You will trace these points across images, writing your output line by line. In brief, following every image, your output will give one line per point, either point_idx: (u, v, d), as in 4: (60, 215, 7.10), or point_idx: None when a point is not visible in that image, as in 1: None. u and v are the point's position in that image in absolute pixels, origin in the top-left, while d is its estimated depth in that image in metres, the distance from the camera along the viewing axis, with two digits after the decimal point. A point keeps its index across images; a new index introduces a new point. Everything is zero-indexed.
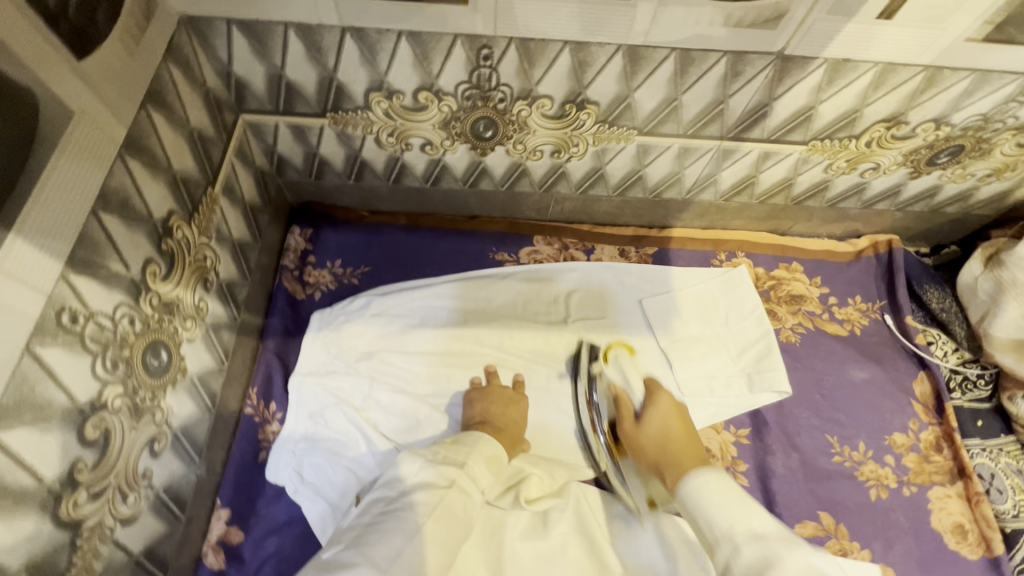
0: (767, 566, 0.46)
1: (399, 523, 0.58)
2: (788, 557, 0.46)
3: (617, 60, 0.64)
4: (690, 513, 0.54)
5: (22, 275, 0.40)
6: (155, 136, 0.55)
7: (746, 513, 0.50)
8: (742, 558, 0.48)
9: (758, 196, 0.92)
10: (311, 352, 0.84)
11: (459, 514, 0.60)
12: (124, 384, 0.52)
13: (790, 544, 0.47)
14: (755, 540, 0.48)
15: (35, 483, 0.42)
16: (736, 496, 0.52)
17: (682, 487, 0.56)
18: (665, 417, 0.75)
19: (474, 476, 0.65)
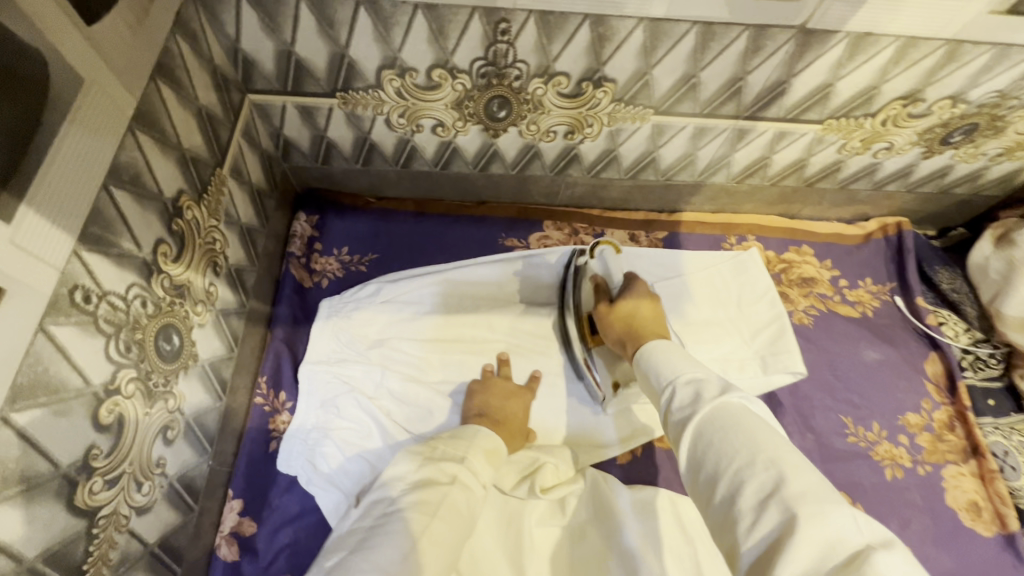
0: (701, 405, 0.45)
1: (402, 518, 0.55)
2: (719, 396, 0.45)
3: (637, 35, 0.63)
4: (647, 374, 0.55)
5: (35, 249, 0.38)
6: (164, 110, 0.52)
7: (691, 363, 0.52)
8: (678, 393, 0.49)
9: (770, 178, 0.91)
10: (321, 340, 0.82)
11: (462, 507, 0.58)
12: (137, 369, 0.50)
13: (727, 391, 0.45)
14: (693, 378, 0.49)
15: (50, 469, 0.40)
16: (687, 357, 0.53)
17: (641, 355, 0.57)
18: (637, 301, 0.73)
19: (475, 469, 0.63)
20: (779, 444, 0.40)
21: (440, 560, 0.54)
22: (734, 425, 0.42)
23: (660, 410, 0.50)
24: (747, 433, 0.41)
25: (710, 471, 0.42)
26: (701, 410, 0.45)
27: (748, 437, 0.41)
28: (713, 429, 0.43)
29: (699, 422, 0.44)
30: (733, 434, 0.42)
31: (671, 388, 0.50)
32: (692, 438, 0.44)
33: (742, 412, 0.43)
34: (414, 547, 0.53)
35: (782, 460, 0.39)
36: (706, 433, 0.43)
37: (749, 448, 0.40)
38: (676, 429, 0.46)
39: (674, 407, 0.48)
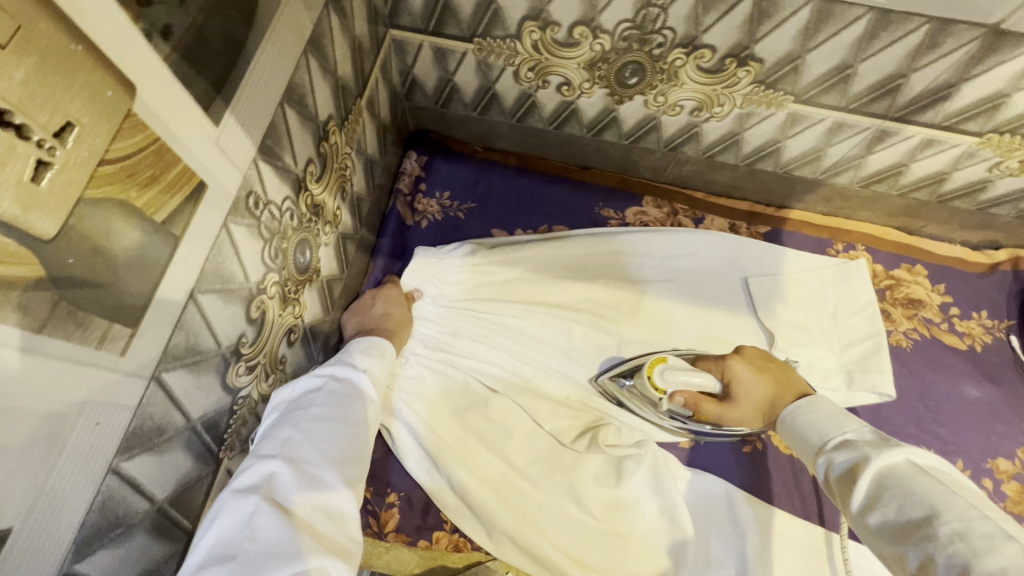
0: (864, 465, 0.45)
1: (294, 411, 0.54)
2: (884, 454, 0.45)
3: (803, 14, 0.59)
4: (791, 432, 0.55)
5: (229, 152, 0.42)
6: (331, 37, 0.56)
7: (844, 420, 0.52)
8: (835, 457, 0.49)
9: (900, 187, 0.85)
10: (409, 292, 0.87)
11: (348, 392, 0.58)
12: (278, 274, 0.55)
13: (889, 449, 0.45)
14: (847, 439, 0.49)
15: (214, 348, 0.45)
16: (835, 408, 0.53)
17: (784, 418, 0.57)
18: (753, 383, 0.69)
19: (357, 362, 0.62)
20: (983, 517, 0.38)
21: (346, 436, 0.55)
22: (911, 481, 0.42)
23: (818, 473, 0.50)
24: (931, 497, 0.41)
25: (894, 530, 0.41)
26: (869, 466, 0.45)
27: (931, 506, 0.40)
28: (888, 489, 0.43)
29: (871, 484, 0.44)
30: (912, 497, 0.41)
31: (828, 453, 0.50)
32: (864, 497, 0.44)
33: (912, 473, 0.43)
34: (305, 427, 0.53)
35: (975, 533, 0.37)
36: (884, 492, 0.43)
37: (942, 519, 0.39)
38: (847, 488, 0.46)
39: (835, 464, 0.48)
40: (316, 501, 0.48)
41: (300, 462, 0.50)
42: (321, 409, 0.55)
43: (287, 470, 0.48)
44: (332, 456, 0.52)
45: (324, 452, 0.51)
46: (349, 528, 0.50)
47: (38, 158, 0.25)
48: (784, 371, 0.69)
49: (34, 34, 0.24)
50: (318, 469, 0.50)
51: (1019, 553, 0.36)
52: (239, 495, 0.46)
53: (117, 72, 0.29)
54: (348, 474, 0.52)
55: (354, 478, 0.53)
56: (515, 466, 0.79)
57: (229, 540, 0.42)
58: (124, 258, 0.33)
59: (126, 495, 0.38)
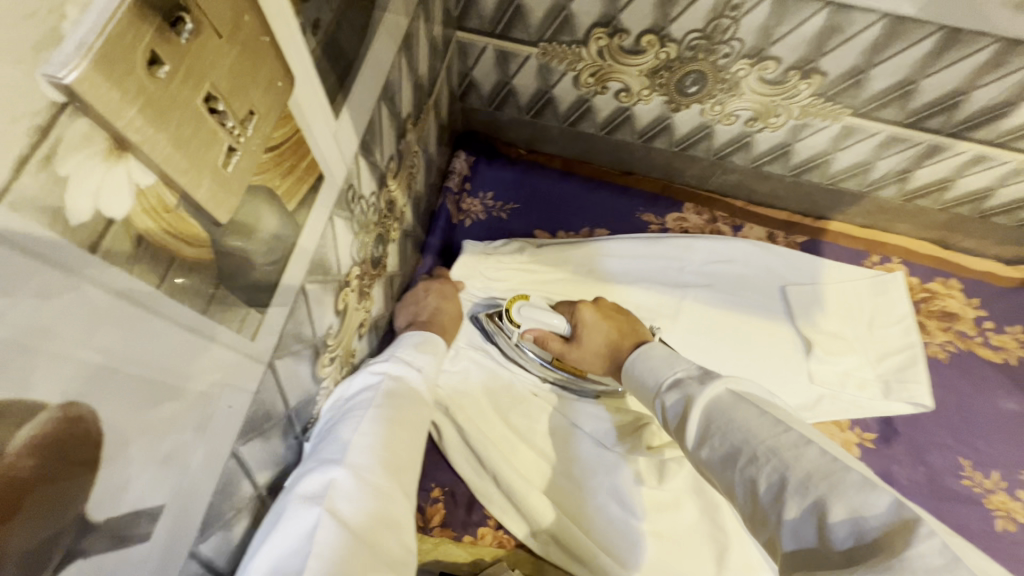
0: (693, 404, 0.45)
1: (349, 412, 0.52)
2: (707, 388, 0.45)
3: (873, 31, 0.61)
4: (634, 380, 0.56)
5: (343, 146, 0.43)
6: (417, 36, 0.57)
7: (676, 361, 0.53)
8: (668, 399, 0.49)
9: (943, 201, 0.87)
10: (455, 280, 0.87)
11: (404, 393, 0.56)
12: (359, 268, 0.56)
13: (712, 382, 0.46)
14: (678, 379, 0.50)
15: (311, 337, 0.46)
16: (667, 352, 0.54)
17: (628, 366, 0.58)
18: (594, 326, 0.74)
19: (410, 361, 0.60)
20: (786, 429, 0.39)
21: (401, 442, 0.52)
22: (734, 409, 0.42)
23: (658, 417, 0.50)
24: (745, 422, 0.41)
25: (721, 460, 0.42)
26: (696, 402, 0.45)
27: (744, 431, 0.41)
28: (711, 418, 0.43)
29: (699, 417, 0.44)
30: (731, 422, 0.42)
31: (662, 395, 0.50)
32: (695, 433, 0.44)
33: (731, 401, 0.43)
34: (362, 432, 0.50)
35: (785, 446, 0.38)
36: (710, 423, 0.43)
37: (756, 440, 0.40)
38: (682, 427, 0.46)
39: (668, 407, 0.49)
40: (377, 511, 0.46)
41: (360, 468, 0.48)
42: (377, 414, 0.52)
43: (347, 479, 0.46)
44: (389, 463, 0.50)
45: (381, 459, 0.49)
46: (407, 539, 0.48)
47: (229, 144, 0.26)
48: (630, 319, 0.74)
49: (241, 26, 0.25)
50: (378, 476, 0.48)
51: (821, 454, 0.37)
52: (302, 504, 0.44)
53: (286, 64, 0.30)
54: (403, 481, 0.50)
55: (409, 485, 0.51)
56: (558, 464, 0.80)
57: (294, 553, 0.40)
58: (264, 244, 0.34)
59: (239, 479, 0.39)
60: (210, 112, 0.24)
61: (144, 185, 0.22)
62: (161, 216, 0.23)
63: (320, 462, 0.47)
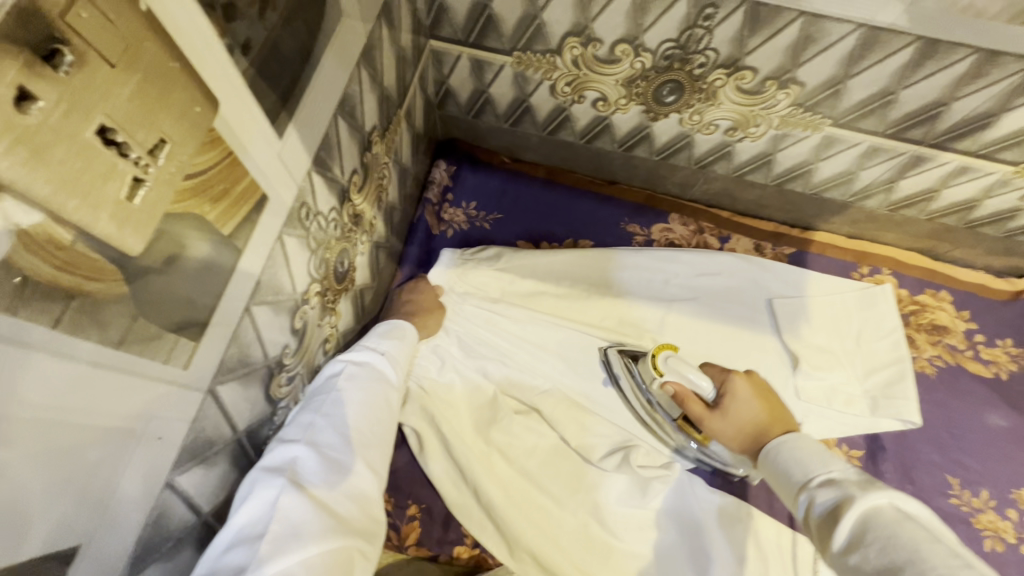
0: (850, 506, 0.42)
1: (314, 395, 0.52)
2: (867, 494, 0.42)
3: (849, 41, 0.59)
4: (777, 467, 0.52)
5: (290, 165, 0.42)
6: (380, 48, 0.56)
7: (832, 459, 0.49)
8: (818, 495, 0.46)
9: (930, 211, 0.85)
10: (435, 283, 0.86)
11: (370, 376, 0.55)
12: (320, 285, 0.55)
13: (875, 492, 0.42)
14: (833, 478, 0.46)
15: (262, 358, 0.45)
16: (823, 449, 0.50)
17: (770, 452, 0.54)
18: (747, 402, 0.64)
19: (375, 346, 0.58)
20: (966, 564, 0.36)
21: (368, 419, 0.52)
22: (897, 526, 0.39)
23: (799, 512, 0.47)
24: (912, 544, 0.38)
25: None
26: (852, 507, 0.42)
27: (913, 550, 0.37)
28: (877, 531, 0.40)
29: (856, 524, 0.41)
30: (900, 543, 0.38)
31: (810, 490, 0.47)
32: (846, 536, 0.41)
33: (897, 517, 0.40)
34: (325, 412, 0.49)
35: None
36: (868, 534, 0.40)
37: (927, 563, 0.36)
38: (830, 528, 0.43)
39: (816, 505, 0.45)
40: (342, 485, 0.46)
41: (323, 447, 0.47)
42: (340, 394, 0.51)
43: (309, 455, 0.46)
44: (354, 439, 0.49)
45: (346, 437, 0.49)
46: (375, 512, 0.48)
47: (134, 176, 0.25)
48: (784, 407, 0.64)
49: (141, 52, 0.24)
50: (342, 453, 0.48)
51: None
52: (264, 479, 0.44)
53: (205, 89, 0.29)
54: (373, 457, 0.50)
55: (378, 460, 0.51)
56: (539, 481, 0.78)
57: (256, 524, 0.41)
58: (193, 271, 0.33)
59: (177, 508, 0.38)
60: (104, 144, 0.23)
61: (27, 225, 0.21)
62: (51, 254, 0.22)
63: (282, 441, 0.47)
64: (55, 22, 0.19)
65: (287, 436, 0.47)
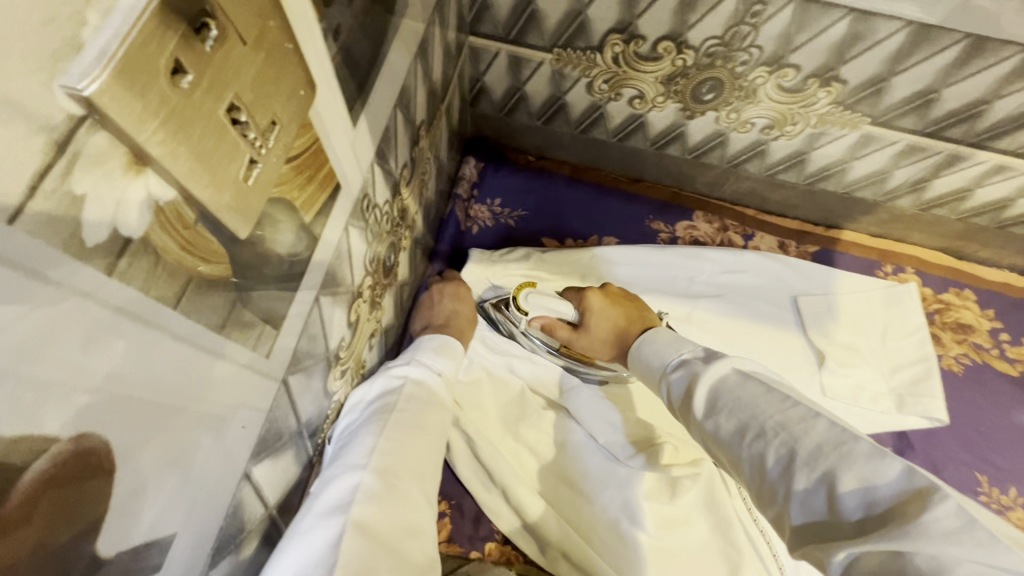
0: (698, 381, 0.44)
1: (371, 417, 0.51)
2: (711, 366, 0.44)
3: (896, 39, 0.59)
4: (641, 363, 0.54)
5: (360, 156, 0.42)
6: (432, 41, 0.56)
7: (683, 342, 0.52)
8: (675, 378, 0.48)
9: (960, 211, 0.86)
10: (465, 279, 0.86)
11: (426, 399, 0.54)
12: (371, 278, 0.54)
13: (716, 361, 0.44)
14: (684, 359, 0.49)
15: (324, 350, 0.45)
16: (675, 336, 0.53)
17: (636, 351, 0.56)
18: (602, 315, 0.71)
19: (431, 365, 0.58)
20: (795, 404, 0.38)
21: (423, 448, 0.50)
22: (741, 385, 0.41)
23: (663, 398, 0.49)
24: (753, 399, 0.40)
25: (735, 439, 0.39)
26: (700, 381, 0.43)
27: (754, 404, 0.39)
28: (722, 393, 0.42)
29: (707, 392, 0.43)
30: (743, 398, 0.40)
31: (669, 376, 0.49)
32: (702, 406, 0.42)
33: (738, 379, 0.42)
34: (385, 437, 0.48)
35: (793, 419, 0.37)
36: (717, 398, 0.42)
37: (764, 415, 0.38)
38: (688, 406, 0.44)
39: (675, 390, 0.47)
40: (401, 518, 0.44)
41: (385, 475, 0.45)
42: (401, 418, 0.51)
43: (371, 485, 0.44)
44: (411, 468, 0.48)
45: (405, 465, 0.47)
46: (429, 547, 0.46)
47: (251, 156, 0.25)
48: (635, 305, 0.71)
49: (266, 31, 0.24)
50: (402, 483, 0.46)
51: (829, 426, 0.36)
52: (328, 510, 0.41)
53: (309, 74, 0.29)
54: (428, 487, 0.49)
55: (431, 491, 0.49)
56: (568, 478, 0.78)
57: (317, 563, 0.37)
58: (280, 258, 0.32)
59: (249, 500, 0.37)
60: (232, 122, 0.23)
61: (163, 202, 0.21)
62: (179, 232, 0.22)
63: (343, 467, 0.45)
64: None
65: (350, 463, 0.45)
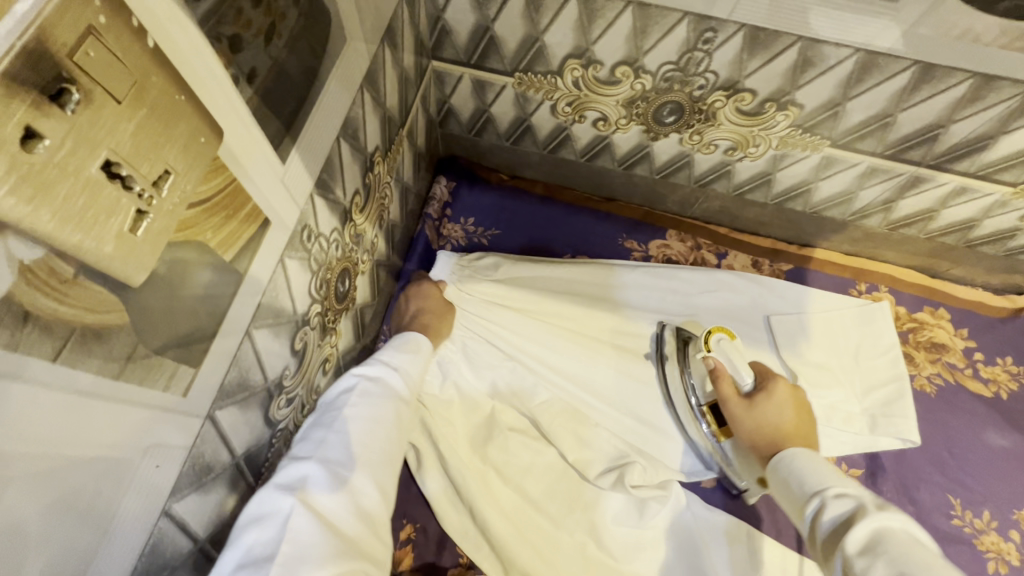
0: (863, 517, 0.43)
1: (326, 411, 0.52)
2: (881, 512, 0.43)
3: (846, 65, 0.60)
4: (783, 479, 0.54)
5: (293, 190, 0.42)
6: (383, 70, 0.56)
7: (847, 481, 0.49)
8: (830, 504, 0.47)
9: (929, 230, 0.85)
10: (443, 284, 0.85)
11: (383, 390, 0.55)
12: (321, 304, 0.54)
13: (889, 512, 0.43)
14: (845, 493, 0.47)
15: (262, 382, 0.45)
16: (834, 470, 0.51)
17: (778, 465, 0.56)
18: (784, 404, 0.69)
19: (389, 361, 0.58)
20: None
21: (379, 437, 0.52)
22: (904, 543, 0.40)
23: (807, 521, 0.48)
24: (921, 560, 0.38)
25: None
26: (867, 517, 0.43)
27: (921, 564, 0.38)
28: (884, 539, 0.41)
29: (868, 529, 0.42)
30: (904, 553, 0.39)
31: (822, 499, 0.48)
32: (858, 542, 0.42)
33: (908, 538, 0.41)
34: (337, 429, 0.50)
35: None
36: (876, 542, 0.41)
37: None
38: (839, 539, 0.43)
39: (824, 514, 0.46)
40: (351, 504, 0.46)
41: (334, 466, 0.47)
42: (355, 409, 0.52)
43: (321, 472, 0.46)
44: (364, 457, 0.49)
45: (357, 455, 0.49)
46: (383, 531, 0.48)
47: (138, 208, 0.25)
48: (811, 421, 0.69)
49: (145, 87, 0.24)
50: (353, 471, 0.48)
51: None
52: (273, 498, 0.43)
53: (211, 121, 0.29)
54: (383, 475, 0.50)
55: (389, 476, 0.51)
56: (533, 499, 0.76)
57: (266, 542, 0.41)
58: (195, 299, 0.33)
59: (173, 537, 0.37)
60: (110, 178, 0.23)
61: (31, 261, 0.21)
62: (52, 288, 0.22)
63: (294, 458, 0.47)
64: (63, 61, 0.20)
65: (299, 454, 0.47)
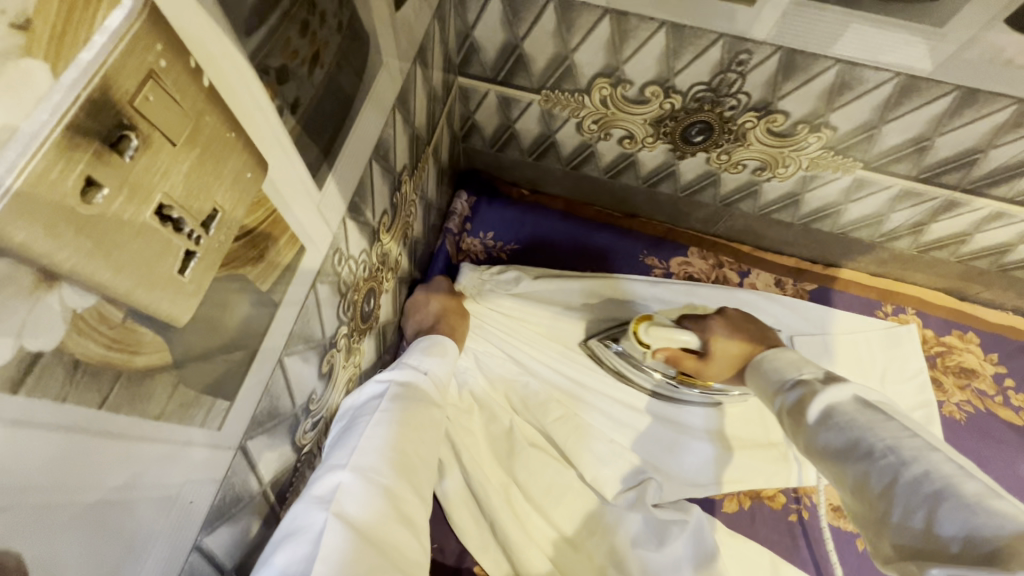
0: (814, 397, 0.49)
1: (355, 421, 0.52)
2: (831, 387, 0.49)
3: (885, 89, 0.58)
4: (756, 372, 0.58)
5: (327, 216, 0.41)
6: (414, 89, 0.56)
7: (805, 363, 0.54)
8: (790, 392, 0.52)
9: (960, 254, 0.84)
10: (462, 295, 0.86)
11: (412, 396, 0.55)
12: (347, 326, 0.54)
13: (837, 385, 0.49)
14: (803, 378, 0.52)
15: (291, 408, 0.44)
16: (797, 355, 0.56)
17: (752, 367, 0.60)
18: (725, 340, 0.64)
19: (417, 365, 0.59)
20: (911, 435, 0.43)
21: (412, 443, 0.51)
22: (856, 410, 0.46)
23: (774, 411, 0.53)
24: (863, 424, 0.45)
25: (853, 466, 0.43)
26: (823, 394, 0.48)
27: (867, 427, 0.44)
28: (835, 414, 0.47)
29: (823, 406, 0.48)
30: (854, 421, 0.45)
31: (783, 391, 0.52)
32: (816, 419, 0.48)
33: (856, 406, 0.47)
34: (369, 435, 0.49)
35: (906, 446, 0.42)
36: (828, 418, 0.47)
37: (876, 437, 0.43)
38: (801, 421, 0.49)
39: (787, 404, 0.51)
40: (388, 509, 0.45)
41: (368, 472, 0.46)
42: (385, 415, 0.52)
43: (353, 480, 0.45)
44: (398, 462, 0.49)
45: (390, 459, 0.48)
46: (421, 537, 0.47)
47: (187, 249, 0.25)
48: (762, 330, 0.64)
49: (201, 129, 0.24)
50: (388, 476, 0.47)
51: (951, 465, 0.40)
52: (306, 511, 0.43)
53: (257, 155, 0.29)
54: (419, 481, 0.50)
55: (424, 483, 0.50)
56: (553, 520, 0.74)
57: (300, 559, 0.39)
58: (233, 333, 0.32)
59: (202, 569, 0.37)
60: (163, 222, 0.23)
61: (84, 309, 0.20)
62: (103, 333, 0.22)
63: (328, 468, 0.47)
64: (124, 109, 0.20)
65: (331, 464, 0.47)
